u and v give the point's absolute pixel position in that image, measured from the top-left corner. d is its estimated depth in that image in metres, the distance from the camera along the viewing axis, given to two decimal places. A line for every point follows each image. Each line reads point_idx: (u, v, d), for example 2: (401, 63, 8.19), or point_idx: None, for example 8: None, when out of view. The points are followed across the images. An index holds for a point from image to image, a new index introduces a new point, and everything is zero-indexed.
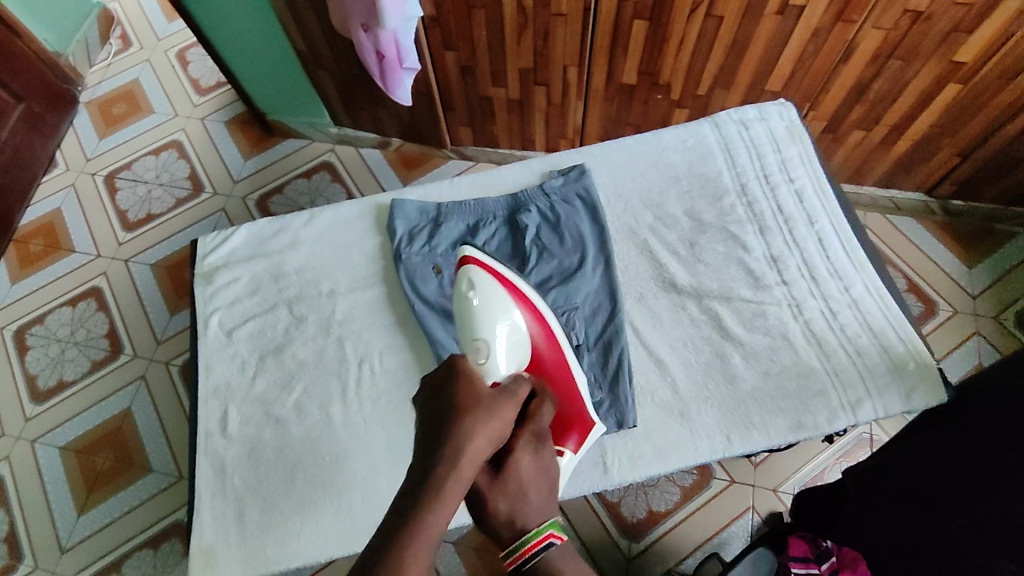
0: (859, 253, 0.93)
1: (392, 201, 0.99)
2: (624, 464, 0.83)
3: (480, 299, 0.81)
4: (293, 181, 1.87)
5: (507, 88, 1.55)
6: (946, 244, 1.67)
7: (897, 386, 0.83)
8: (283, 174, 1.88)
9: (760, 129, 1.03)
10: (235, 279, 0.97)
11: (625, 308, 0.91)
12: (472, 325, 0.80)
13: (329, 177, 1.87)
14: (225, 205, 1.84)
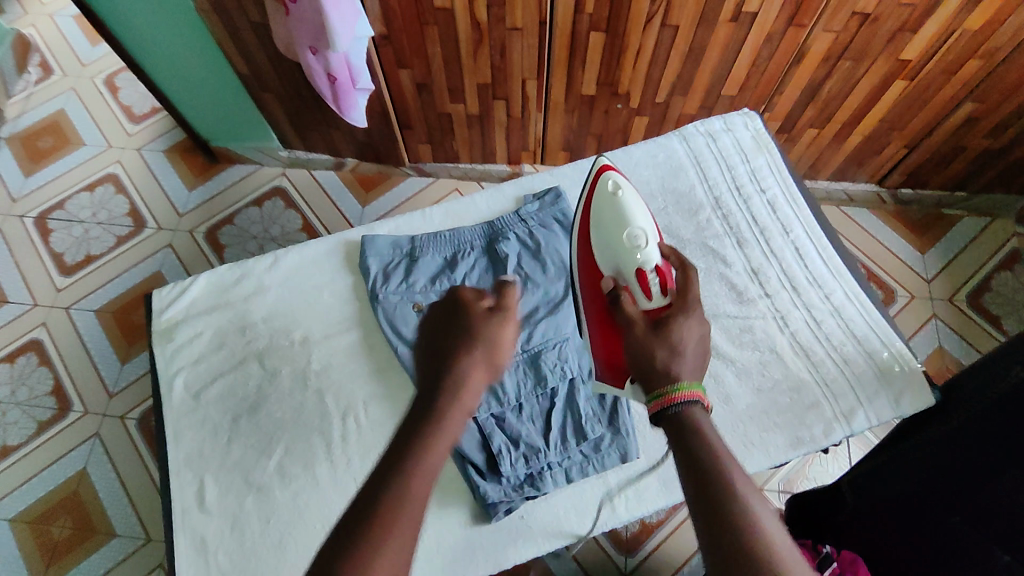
0: (835, 259, 0.93)
1: (362, 236, 0.94)
2: (631, 500, 0.88)
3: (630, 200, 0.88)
4: (243, 209, 1.77)
5: (465, 104, 1.51)
6: (899, 231, 1.73)
7: (885, 393, 0.84)
8: (232, 203, 1.78)
9: (727, 140, 1.02)
10: (197, 335, 0.90)
11: None
12: (619, 218, 0.86)
13: (282, 203, 1.78)
14: (173, 239, 1.74)
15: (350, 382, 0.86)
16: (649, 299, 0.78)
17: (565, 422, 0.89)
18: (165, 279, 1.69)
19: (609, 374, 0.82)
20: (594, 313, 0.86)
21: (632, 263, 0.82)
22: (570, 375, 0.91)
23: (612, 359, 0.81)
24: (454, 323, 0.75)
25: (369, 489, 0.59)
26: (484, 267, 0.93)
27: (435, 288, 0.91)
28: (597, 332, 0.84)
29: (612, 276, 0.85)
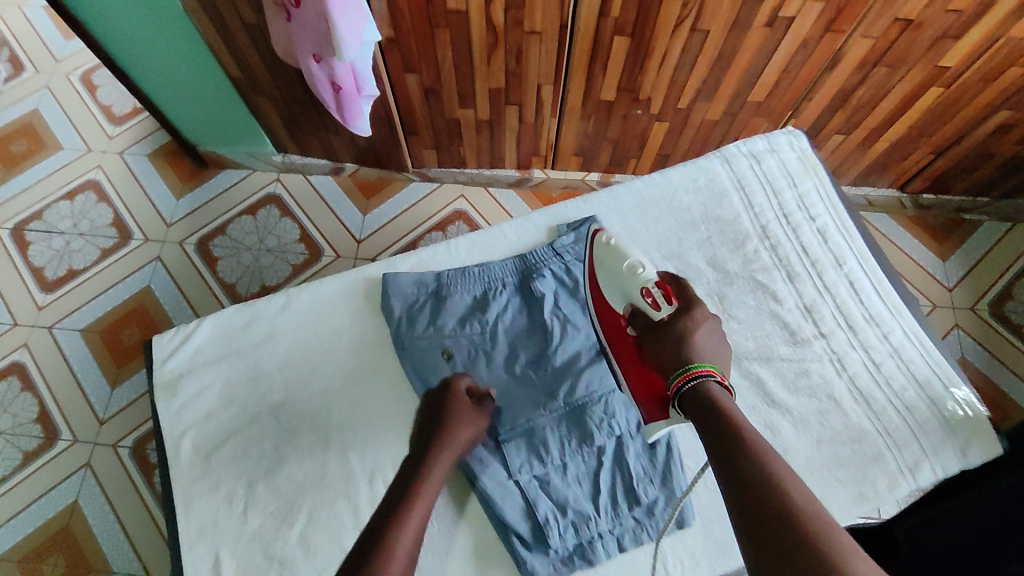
0: (892, 294, 0.88)
1: (384, 274, 0.90)
2: (686, 565, 0.84)
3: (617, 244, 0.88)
4: (236, 219, 1.67)
5: (475, 109, 1.42)
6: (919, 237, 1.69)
7: (952, 442, 0.79)
8: (223, 212, 1.68)
9: (772, 161, 0.95)
10: (205, 389, 0.84)
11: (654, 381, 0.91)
12: (617, 254, 0.86)
13: (278, 211, 1.68)
14: (162, 251, 1.63)
15: (367, 437, 0.83)
16: (659, 309, 0.80)
17: (615, 481, 0.86)
18: (155, 294, 1.59)
19: (651, 408, 0.79)
20: (621, 358, 0.83)
21: (634, 286, 0.83)
22: (617, 433, 0.87)
23: (650, 393, 0.79)
24: (438, 407, 0.81)
25: (364, 543, 0.65)
26: (518, 307, 0.90)
27: (466, 331, 0.87)
28: (631, 371, 0.81)
29: (624, 308, 0.84)
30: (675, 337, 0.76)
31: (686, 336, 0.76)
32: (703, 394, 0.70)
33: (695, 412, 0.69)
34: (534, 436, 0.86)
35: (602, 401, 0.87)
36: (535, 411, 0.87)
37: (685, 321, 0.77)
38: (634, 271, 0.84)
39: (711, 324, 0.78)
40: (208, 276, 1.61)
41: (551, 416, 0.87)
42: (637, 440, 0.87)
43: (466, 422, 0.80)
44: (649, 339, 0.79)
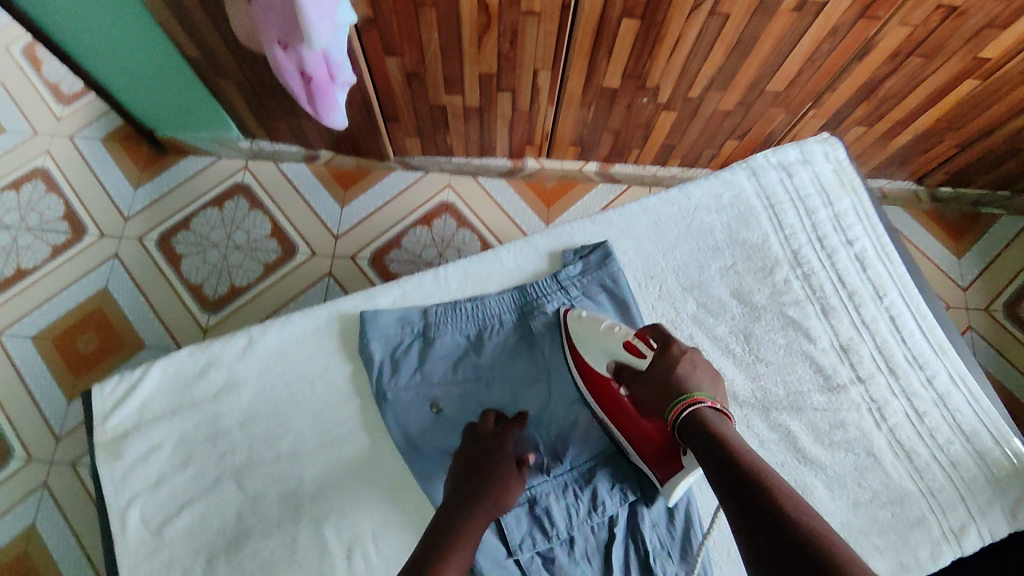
0: (936, 332, 0.78)
1: (361, 312, 0.77)
2: None
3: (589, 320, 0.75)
4: (201, 211, 1.52)
5: (464, 95, 1.27)
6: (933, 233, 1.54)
7: (1001, 504, 0.71)
8: (186, 204, 1.53)
9: (805, 176, 0.84)
10: (153, 448, 0.72)
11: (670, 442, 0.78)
12: (593, 319, 0.74)
13: (247, 203, 1.53)
14: (119, 248, 1.49)
15: (355, 507, 0.70)
16: (644, 357, 0.70)
17: (629, 558, 0.74)
18: (114, 295, 1.45)
19: (663, 463, 0.70)
20: (618, 419, 0.72)
21: (613, 341, 0.72)
22: (630, 496, 0.75)
23: (654, 447, 0.71)
24: (476, 465, 0.69)
25: None
26: (516, 349, 0.78)
27: (457, 377, 0.76)
28: (631, 428, 0.72)
29: (608, 367, 0.73)
30: (664, 385, 0.68)
31: (678, 381, 0.67)
32: (703, 424, 0.64)
33: (698, 443, 0.63)
34: (537, 502, 0.73)
35: (609, 465, 0.77)
36: (538, 475, 0.74)
37: (666, 362, 0.69)
38: (610, 330, 0.72)
39: (693, 357, 0.70)
40: (171, 275, 1.47)
41: (556, 481, 0.75)
42: (653, 508, 0.76)
43: (509, 491, 0.67)
44: (643, 392, 0.70)
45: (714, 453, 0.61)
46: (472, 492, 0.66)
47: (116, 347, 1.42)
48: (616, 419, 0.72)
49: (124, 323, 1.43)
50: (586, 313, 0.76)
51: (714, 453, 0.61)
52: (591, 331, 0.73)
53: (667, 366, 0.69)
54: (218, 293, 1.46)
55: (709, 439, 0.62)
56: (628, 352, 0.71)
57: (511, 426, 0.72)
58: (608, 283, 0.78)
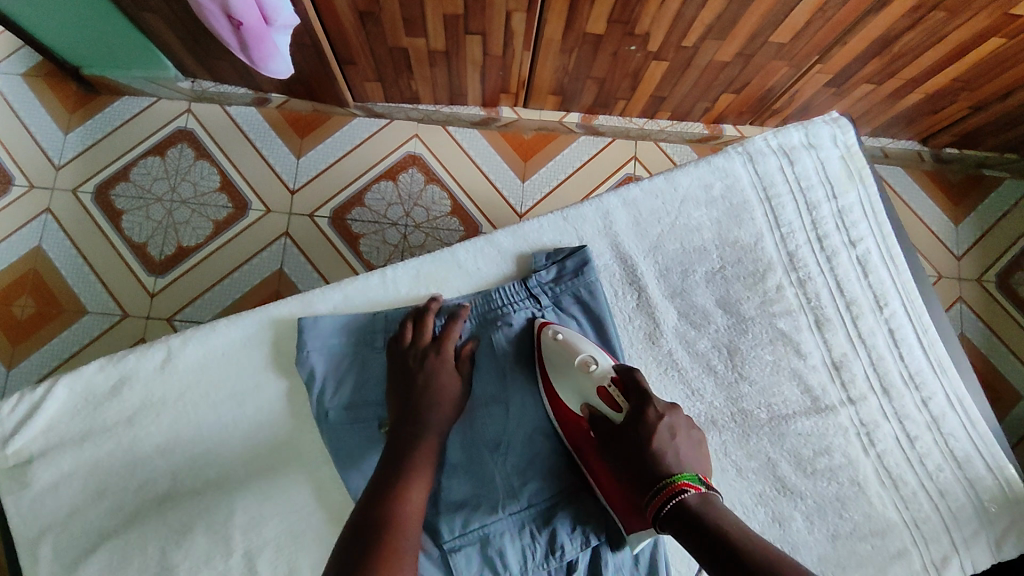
0: (937, 347, 0.72)
1: (297, 319, 0.68)
2: None
3: (561, 350, 0.64)
4: (143, 160, 1.18)
5: (428, 37, 0.97)
6: (932, 194, 1.36)
7: (986, 534, 0.67)
8: (125, 151, 1.18)
9: (809, 164, 0.74)
10: (63, 476, 0.63)
11: None
12: (566, 345, 0.64)
13: (193, 152, 1.19)
14: (51, 202, 1.15)
15: (291, 541, 0.64)
16: (620, 410, 0.60)
17: None
18: (51, 260, 1.13)
19: (627, 514, 0.61)
20: (583, 453, 0.64)
21: (586, 383, 0.62)
22: (593, 542, 0.64)
23: (624, 498, 0.61)
24: (406, 378, 0.65)
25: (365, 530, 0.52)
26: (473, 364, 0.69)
27: None
28: (597, 469, 0.63)
29: (581, 408, 0.63)
30: (639, 459, 0.57)
31: (655, 459, 0.56)
32: (693, 516, 0.52)
33: (692, 543, 0.51)
34: (489, 544, 0.63)
35: (573, 501, 0.66)
36: (490, 513, 0.64)
37: (642, 428, 0.58)
38: (586, 368, 0.62)
39: (672, 422, 0.59)
40: (116, 241, 1.15)
41: (511, 519, 0.64)
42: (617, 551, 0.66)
43: (443, 386, 0.65)
44: (611, 449, 0.59)
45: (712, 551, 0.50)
46: (416, 410, 0.63)
47: (55, 312, 1.11)
48: (580, 448, 0.64)
49: (65, 291, 1.12)
50: (562, 334, 0.65)
51: (713, 549, 0.50)
52: (559, 369, 0.63)
53: (646, 435, 0.57)
54: (168, 256, 1.15)
55: (703, 532, 0.51)
56: (601, 397, 0.61)
57: (451, 325, 0.67)
58: (586, 298, 0.70)
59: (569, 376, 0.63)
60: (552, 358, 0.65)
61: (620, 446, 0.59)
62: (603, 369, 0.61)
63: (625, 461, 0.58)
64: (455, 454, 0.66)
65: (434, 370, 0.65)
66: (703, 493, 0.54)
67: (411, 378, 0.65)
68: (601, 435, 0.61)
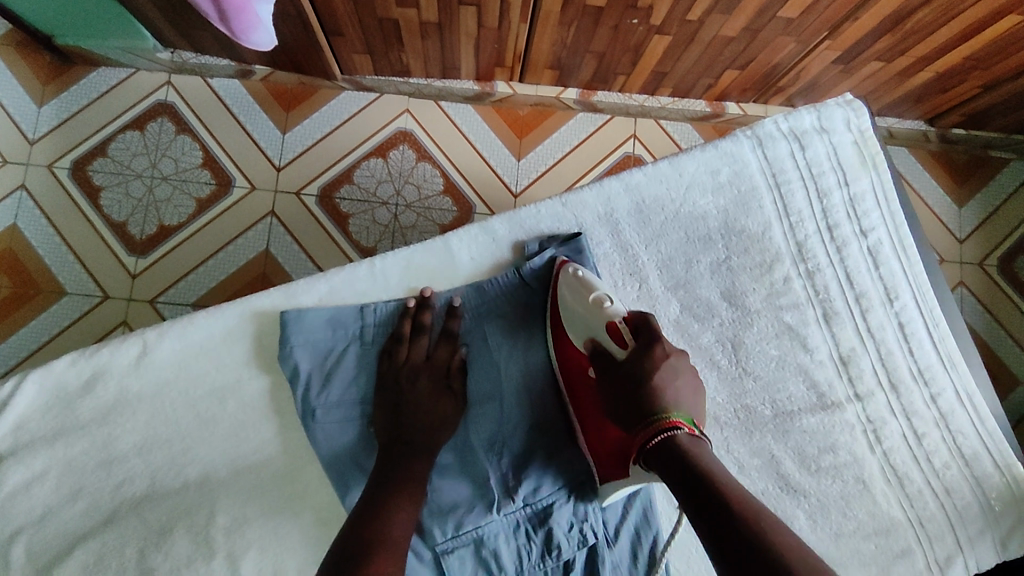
0: (947, 342, 0.69)
1: (281, 312, 0.64)
2: None
3: (575, 285, 0.62)
4: (119, 135, 1.10)
5: (419, 8, 0.88)
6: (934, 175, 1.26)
7: (992, 533, 0.65)
8: (102, 124, 1.10)
9: (821, 148, 0.71)
10: (35, 476, 0.60)
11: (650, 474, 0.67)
12: (582, 282, 0.62)
13: (173, 127, 1.11)
14: (25, 178, 1.07)
15: (276, 542, 0.62)
16: (626, 348, 0.57)
17: None
18: (27, 239, 1.06)
19: (608, 463, 0.60)
20: (581, 405, 0.62)
21: (596, 319, 0.59)
22: (591, 540, 0.63)
23: (608, 447, 0.60)
24: (397, 393, 0.63)
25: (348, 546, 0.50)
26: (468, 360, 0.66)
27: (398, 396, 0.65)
28: (592, 421, 0.62)
29: (585, 344, 0.61)
30: (634, 391, 0.55)
31: (651, 396, 0.54)
32: (679, 451, 0.50)
33: (672, 475, 0.49)
34: (484, 545, 0.61)
35: (572, 497, 0.64)
36: (485, 514, 0.62)
37: (646, 362, 0.55)
38: (599, 306, 0.59)
39: (677, 362, 0.56)
40: (94, 219, 1.07)
41: (506, 520, 0.62)
42: (615, 547, 0.64)
43: (437, 407, 0.63)
44: (609, 381, 0.57)
45: (691, 484, 0.48)
46: (407, 425, 0.61)
47: (33, 293, 1.04)
48: (577, 397, 0.63)
49: (42, 269, 1.05)
50: (582, 272, 0.63)
51: (692, 486, 0.48)
52: (572, 299, 0.62)
53: (647, 367, 0.55)
54: (149, 236, 1.08)
55: (687, 472, 0.48)
56: (609, 333, 0.58)
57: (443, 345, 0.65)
58: (572, 258, 0.66)
59: (580, 307, 0.61)
60: (564, 293, 0.63)
61: (617, 377, 0.56)
62: (616, 308, 0.59)
63: (620, 394, 0.55)
64: (447, 453, 0.63)
65: (426, 387, 0.63)
66: (694, 433, 0.52)
67: (403, 392, 0.63)
68: (602, 366, 0.58)
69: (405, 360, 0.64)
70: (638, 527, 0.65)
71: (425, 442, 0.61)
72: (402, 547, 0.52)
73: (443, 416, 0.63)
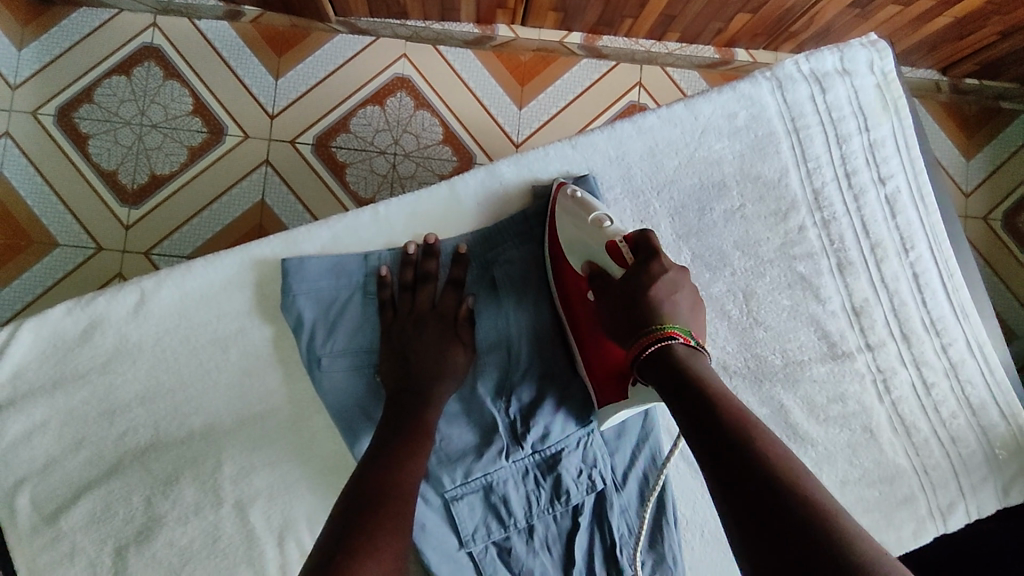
0: (961, 292, 0.68)
1: (283, 260, 0.62)
2: None
3: (574, 206, 0.60)
4: (104, 78, 1.05)
5: None
6: (944, 128, 1.20)
7: (994, 481, 0.66)
8: (86, 68, 1.05)
9: (841, 91, 0.68)
10: (36, 427, 0.60)
11: (658, 421, 0.67)
12: (582, 202, 0.60)
13: (161, 71, 1.06)
14: (9, 126, 1.03)
15: (284, 490, 0.61)
16: (624, 265, 0.56)
17: (594, 549, 0.63)
18: (16, 188, 1.02)
19: (609, 388, 0.60)
20: (579, 328, 0.61)
21: (598, 239, 0.58)
22: (600, 484, 0.63)
23: (608, 371, 0.59)
24: (404, 343, 0.62)
25: (360, 492, 0.50)
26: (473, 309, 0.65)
27: None
28: (591, 349, 0.61)
29: (583, 267, 0.60)
30: (632, 306, 0.54)
31: (649, 308, 0.53)
32: (675, 363, 0.50)
33: (664, 383, 0.49)
34: (493, 492, 0.62)
35: (582, 444, 0.64)
36: (493, 462, 0.62)
37: (643, 278, 0.54)
38: (599, 226, 0.58)
39: (675, 278, 0.55)
40: (83, 167, 1.04)
41: (515, 467, 0.62)
42: (623, 492, 0.64)
43: (445, 355, 0.62)
44: (608, 300, 0.56)
45: (682, 391, 0.47)
46: (414, 374, 0.60)
47: (23, 245, 1.02)
48: (574, 321, 0.62)
49: (32, 219, 1.02)
50: (581, 194, 0.61)
51: (681, 392, 0.48)
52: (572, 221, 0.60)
53: (645, 281, 0.54)
54: (141, 185, 1.04)
55: (683, 383, 0.48)
56: (608, 253, 0.57)
57: (449, 291, 0.64)
58: (575, 183, 0.65)
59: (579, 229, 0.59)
60: (562, 215, 0.62)
61: (615, 292, 0.55)
62: (617, 228, 0.58)
63: (618, 309, 0.55)
64: (453, 403, 0.63)
65: (432, 335, 0.62)
66: (691, 346, 0.52)
67: (410, 341, 0.62)
68: (600, 285, 0.57)
69: (411, 309, 0.63)
70: (646, 472, 0.65)
71: (432, 391, 0.60)
72: (411, 492, 0.52)
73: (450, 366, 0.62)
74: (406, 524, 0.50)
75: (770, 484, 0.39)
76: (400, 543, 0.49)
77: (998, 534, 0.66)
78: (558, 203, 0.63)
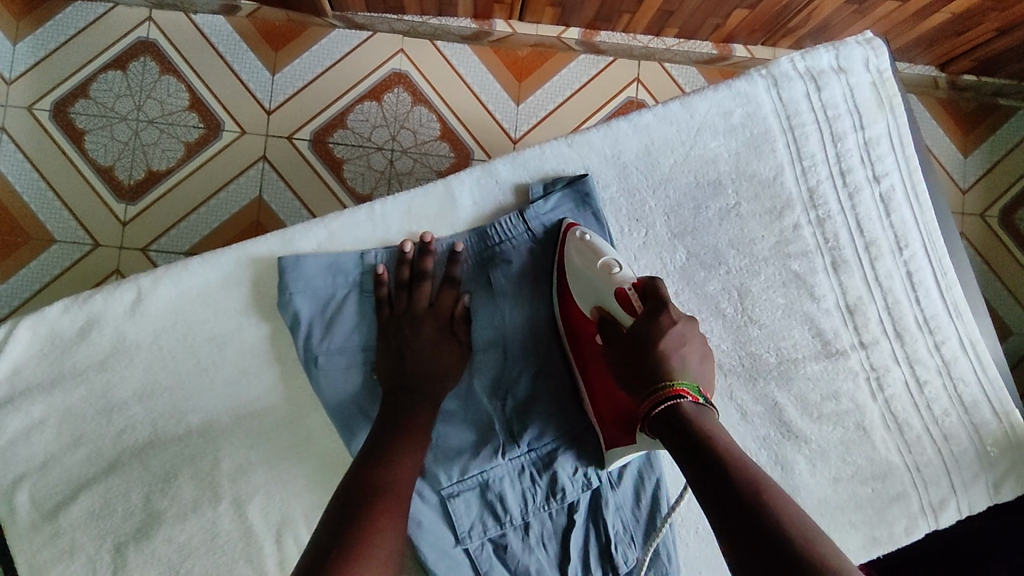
0: (955, 290, 0.69)
1: (280, 258, 0.62)
2: None
3: (582, 250, 0.61)
4: (99, 74, 1.05)
5: None
6: (942, 124, 1.20)
7: (985, 477, 0.66)
8: (81, 63, 1.05)
9: (837, 89, 0.68)
10: (35, 423, 0.60)
11: None
12: (590, 246, 0.60)
13: (156, 66, 1.06)
14: (5, 121, 1.03)
15: (280, 488, 0.62)
16: (633, 314, 0.56)
17: (589, 545, 0.63)
18: (12, 184, 1.02)
19: (615, 432, 0.60)
20: (589, 370, 0.61)
21: (607, 285, 0.58)
22: (595, 483, 0.63)
23: (615, 415, 0.59)
24: (401, 344, 0.62)
25: (355, 492, 0.51)
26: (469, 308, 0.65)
27: None
28: (599, 389, 0.61)
29: (592, 311, 0.60)
30: (640, 360, 0.53)
31: (657, 361, 0.53)
32: (684, 420, 0.50)
33: (674, 441, 0.49)
34: (489, 489, 0.62)
35: (577, 443, 0.64)
36: (490, 459, 0.62)
37: (653, 330, 0.54)
38: (608, 272, 0.58)
39: (685, 330, 0.55)
40: (79, 163, 1.03)
41: (511, 465, 0.63)
42: (618, 489, 0.65)
43: (441, 353, 0.63)
44: (617, 351, 0.56)
45: (692, 450, 0.47)
46: (410, 373, 0.61)
47: (21, 240, 1.01)
48: (583, 362, 0.62)
49: (29, 215, 1.02)
50: (589, 236, 0.61)
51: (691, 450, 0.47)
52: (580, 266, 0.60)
53: (654, 333, 0.54)
54: (138, 181, 1.04)
55: (693, 442, 0.48)
56: (616, 301, 0.57)
57: (446, 290, 0.64)
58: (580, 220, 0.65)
59: (588, 275, 0.60)
60: (570, 256, 0.62)
61: (624, 344, 0.55)
62: (626, 274, 0.58)
63: (626, 361, 0.55)
64: (449, 402, 0.63)
65: (429, 335, 0.62)
66: (699, 403, 0.51)
67: (407, 341, 0.62)
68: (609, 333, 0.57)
69: (408, 310, 0.63)
70: (641, 470, 0.66)
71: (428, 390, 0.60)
72: (407, 490, 0.53)
73: (445, 365, 0.63)
74: (402, 522, 0.50)
75: (786, 553, 0.40)
76: (396, 540, 0.49)
77: (990, 530, 0.66)
78: (567, 243, 0.63)
